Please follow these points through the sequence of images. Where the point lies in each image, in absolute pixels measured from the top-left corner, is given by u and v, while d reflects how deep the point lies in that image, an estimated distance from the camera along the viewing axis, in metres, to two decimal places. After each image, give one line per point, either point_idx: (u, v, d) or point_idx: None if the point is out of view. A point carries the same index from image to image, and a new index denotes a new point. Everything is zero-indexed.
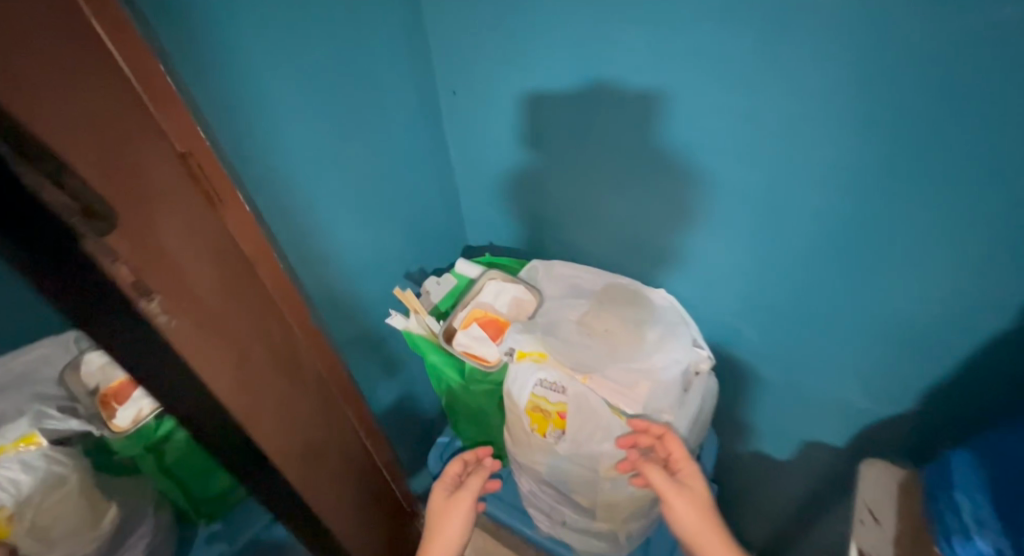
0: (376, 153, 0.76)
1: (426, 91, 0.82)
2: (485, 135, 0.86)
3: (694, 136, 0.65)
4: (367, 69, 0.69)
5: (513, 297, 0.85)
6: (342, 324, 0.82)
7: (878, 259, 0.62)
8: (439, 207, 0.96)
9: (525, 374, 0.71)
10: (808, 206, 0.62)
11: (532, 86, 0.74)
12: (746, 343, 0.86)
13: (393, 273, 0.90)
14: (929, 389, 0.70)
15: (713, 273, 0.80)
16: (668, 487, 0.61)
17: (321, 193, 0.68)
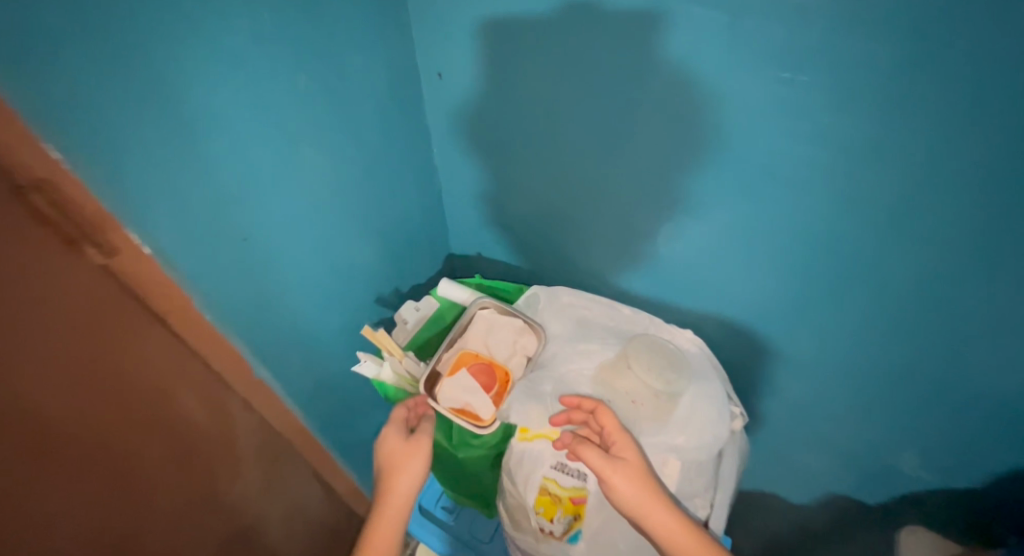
0: (341, 160, 0.59)
1: (411, 77, 0.64)
2: (480, 132, 0.68)
3: (772, 157, 0.50)
4: (331, 49, 0.51)
5: (511, 333, 0.69)
6: (305, 368, 0.66)
7: (973, 319, 0.52)
8: (418, 215, 0.78)
9: (535, 451, 0.60)
10: (903, 252, 0.51)
11: (546, 72, 0.55)
12: (776, 384, 0.75)
13: (365, 300, 0.74)
14: (992, 459, 0.62)
15: (755, 311, 0.68)
16: (603, 464, 0.53)
17: (267, 220, 0.51)
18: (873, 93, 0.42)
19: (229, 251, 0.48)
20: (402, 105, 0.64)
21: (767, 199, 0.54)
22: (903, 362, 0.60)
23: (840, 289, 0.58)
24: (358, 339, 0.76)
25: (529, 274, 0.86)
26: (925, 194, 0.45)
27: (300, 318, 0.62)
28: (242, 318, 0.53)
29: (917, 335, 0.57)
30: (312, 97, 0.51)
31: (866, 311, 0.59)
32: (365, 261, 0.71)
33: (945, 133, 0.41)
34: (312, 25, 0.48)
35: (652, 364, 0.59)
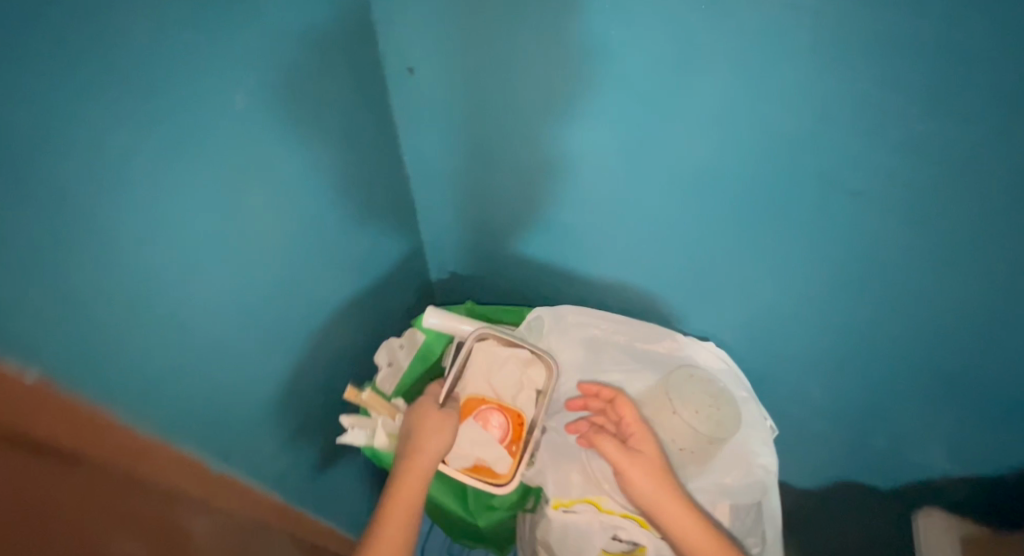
0: (291, 186, 0.48)
1: (365, 74, 0.54)
2: (460, 133, 0.60)
3: (789, 163, 0.46)
4: (272, 52, 0.40)
5: (517, 367, 0.59)
6: (271, 429, 0.57)
7: (1001, 325, 0.49)
8: (386, 236, 0.69)
9: (584, 526, 0.55)
10: (934, 261, 0.47)
11: (536, 70, 0.49)
12: (780, 386, 0.73)
13: (334, 337, 0.64)
14: (999, 449, 0.62)
15: (764, 316, 0.64)
16: (620, 456, 0.51)
17: (202, 277, 0.41)
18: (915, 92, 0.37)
19: (153, 329, 0.38)
20: (357, 114, 0.55)
21: (784, 202, 0.50)
22: (918, 366, 0.58)
23: (860, 293, 0.54)
24: (328, 381, 0.66)
25: (517, 282, 0.80)
26: (971, 198, 0.41)
27: (258, 378, 0.52)
28: (184, 402, 0.43)
29: (948, 339, 0.53)
30: (250, 119, 0.40)
31: (886, 316, 0.55)
32: (332, 300, 0.61)
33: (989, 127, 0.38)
34: (244, 24, 0.36)
35: (695, 397, 0.55)
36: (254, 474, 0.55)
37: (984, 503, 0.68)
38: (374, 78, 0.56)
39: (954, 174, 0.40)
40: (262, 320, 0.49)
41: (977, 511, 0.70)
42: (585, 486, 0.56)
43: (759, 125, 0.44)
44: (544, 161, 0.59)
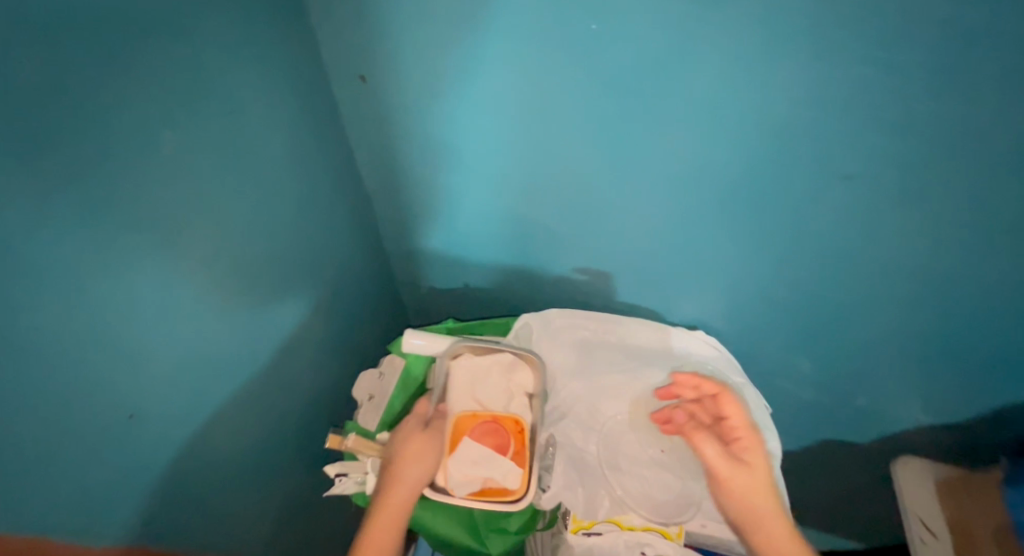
0: (242, 216, 0.45)
1: (305, 86, 0.51)
2: (422, 139, 0.59)
3: (747, 142, 0.48)
4: (202, 75, 0.37)
5: (502, 371, 0.58)
6: (256, 474, 0.54)
7: (933, 278, 0.55)
8: (347, 252, 0.66)
9: (609, 546, 0.59)
10: (874, 223, 0.51)
11: (506, 68, 0.49)
12: (745, 356, 0.77)
13: (302, 364, 0.61)
14: (939, 388, 0.68)
15: (727, 291, 0.67)
16: (726, 466, 0.52)
17: (160, 336, 0.37)
18: (854, 66, 0.40)
19: (114, 416, 0.34)
20: (305, 129, 0.52)
21: (750, 175, 0.51)
22: (865, 322, 0.63)
23: (821, 257, 0.57)
24: (306, 412, 0.63)
25: (486, 281, 0.79)
26: (914, 153, 0.44)
27: (235, 423, 0.49)
28: (164, 457, 0.40)
29: (908, 289, 0.57)
30: (187, 154, 0.36)
31: (846, 276, 0.58)
32: (300, 326, 0.58)
33: (930, 96, 0.40)
34: (168, 50, 0.33)
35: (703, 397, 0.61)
36: (245, 522, 0.53)
37: (930, 439, 0.75)
38: (316, 88, 0.53)
39: (899, 133, 0.43)
40: (233, 360, 0.47)
41: (926, 447, 0.77)
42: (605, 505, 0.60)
43: (719, 111, 0.46)
44: (521, 157, 0.58)
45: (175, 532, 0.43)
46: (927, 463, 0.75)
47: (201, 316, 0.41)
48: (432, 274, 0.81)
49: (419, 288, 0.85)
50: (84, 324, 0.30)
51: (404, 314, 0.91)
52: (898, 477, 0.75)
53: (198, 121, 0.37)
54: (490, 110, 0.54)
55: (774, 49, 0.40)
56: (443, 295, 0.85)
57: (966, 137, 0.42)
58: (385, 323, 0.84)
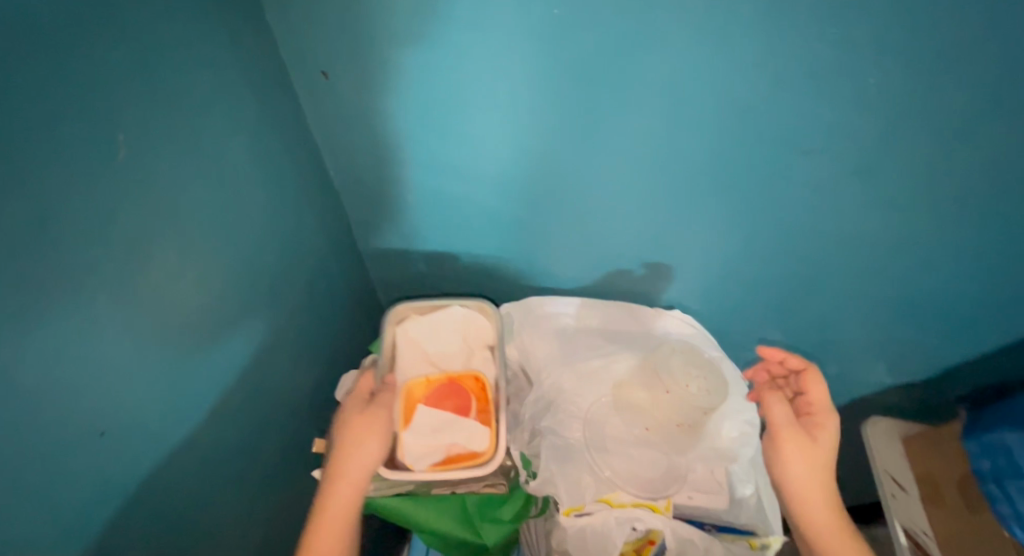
0: (208, 223, 0.43)
1: (264, 86, 0.50)
2: (390, 136, 0.58)
3: (711, 124, 0.49)
4: (154, 78, 0.35)
5: (451, 329, 0.64)
6: (240, 485, 0.53)
7: (892, 245, 0.57)
8: (319, 253, 0.65)
9: (601, 526, 0.57)
10: (835, 195, 0.53)
11: (471, 61, 0.49)
12: (719, 331, 0.79)
13: (280, 369, 0.60)
14: (902, 350, 0.71)
15: (700, 270, 0.68)
16: (789, 432, 0.57)
17: (127, 351, 0.36)
18: (809, 44, 0.41)
19: (84, 437, 0.33)
20: (267, 129, 0.51)
21: (716, 156, 0.53)
22: (831, 291, 0.66)
23: (786, 233, 0.59)
24: (287, 419, 0.62)
25: (462, 274, 0.79)
26: (868, 127, 0.46)
27: (214, 434, 0.48)
28: (140, 474, 0.39)
29: (869, 259, 0.60)
30: (143, 161, 0.35)
31: (811, 250, 0.61)
32: (275, 331, 0.57)
33: (880, 70, 0.41)
34: (112, 52, 0.31)
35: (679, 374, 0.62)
36: (231, 534, 0.52)
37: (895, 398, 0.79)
38: (276, 86, 0.51)
39: (852, 108, 0.45)
40: (206, 370, 0.45)
41: (891, 406, 0.81)
42: (596, 485, 0.59)
43: (683, 94, 0.47)
44: (490, 151, 0.58)
45: (159, 550, 0.42)
46: (896, 422, 0.78)
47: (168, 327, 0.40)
48: (408, 271, 0.81)
49: (396, 287, 0.85)
50: (41, 345, 0.29)
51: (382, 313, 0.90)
52: (870, 433, 0.78)
53: (153, 125, 0.35)
54: (458, 104, 0.53)
55: (733, 30, 0.41)
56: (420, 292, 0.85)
57: (916, 108, 0.44)
58: (363, 323, 0.83)
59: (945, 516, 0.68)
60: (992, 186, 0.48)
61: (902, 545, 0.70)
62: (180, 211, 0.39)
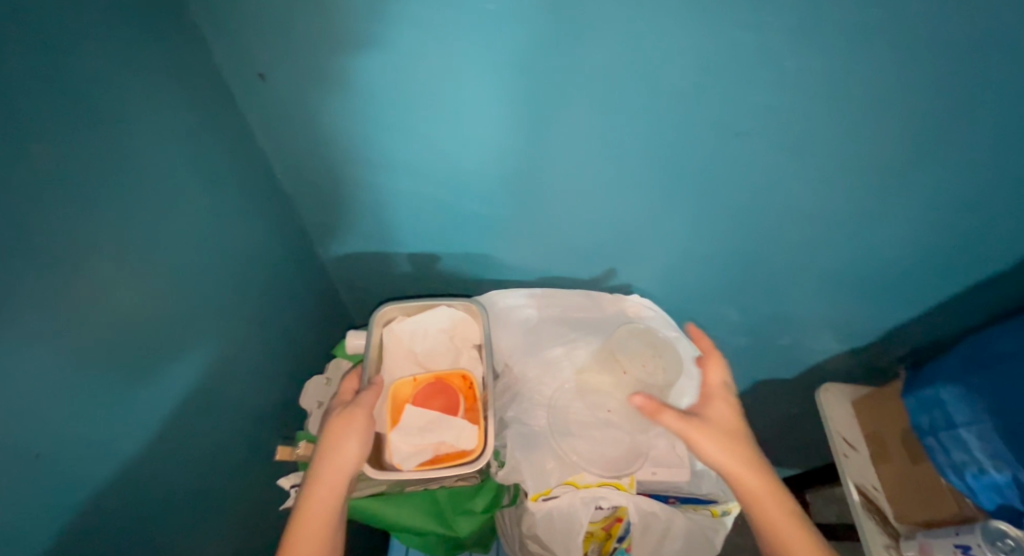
0: (145, 232, 0.42)
1: (199, 91, 0.49)
2: (337, 134, 0.58)
3: (647, 108, 0.51)
4: (62, 86, 0.34)
5: (438, 329, 0.65)
6: (201, 497, 0.52)
7: (826, 218, 0.60)
8: (274, 259, 0.64)
9: (568, 506, 0.60)
10: (769, 173, 0.56)
11: (408, 56, 0.48)
12: (678, 313, 0.82)
13: (240, 378, 0.59)
14: (846, 317, 0.76)
15: (655, 254, 0.70)
16: (687, 427, 0.56)
17: (56, 367, 0.35)
18: (727, 29, 0.43)
19: (15, 459, 0.33)
20: (205, 135, 0.50)
21: (659, 141, 0.54)
22: (777, 267, 0.69)
23: (730, 214, 0.62)
24: (250, 428, 0.61)
25: (425, 271, 0.79)
26: (791, 108, 0.49)
27: (169, 448, 0.47)
28: (79, 489, 0.38)
29: (807, 233, 0.63)
30: (61, 170, 0.34)
31: (754, 229, 0.63)
32: (230, 340, 0.56)
33: (795, 53, 0.44)
34: (12, 60, 0.30)
35: (637, 352, 0.64)
36: (194, 547, 0.51)
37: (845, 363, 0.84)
38: (209, 90, 0.50)
39: (776, 91, 0.47)
40: (151, 382, 0.44)
41: (842, 370, 0.86)
42: (565, 470, 0.60)
43: (620, 81, 0.48)
44: (438, 146, 0.58)
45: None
46: (846, 388, 0.83)
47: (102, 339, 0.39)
48: (370, 273, 0.81)
49: (359, 288, 0.84)
50: None
51: (347, 315, 0.90)
52: (823, 396, 0.82)
53: (67, 133, 0.35)
54: (399, 99, 0.53)
55: (655, 16, 0.42)
56: (384, 291, 0.85)
57: (833, 87, 0.46)
58: (327, 327, 0.82)
59: (895, 470, 0.73)
60: (908, 157, 0.52)
61: (857, 500, 0.73)
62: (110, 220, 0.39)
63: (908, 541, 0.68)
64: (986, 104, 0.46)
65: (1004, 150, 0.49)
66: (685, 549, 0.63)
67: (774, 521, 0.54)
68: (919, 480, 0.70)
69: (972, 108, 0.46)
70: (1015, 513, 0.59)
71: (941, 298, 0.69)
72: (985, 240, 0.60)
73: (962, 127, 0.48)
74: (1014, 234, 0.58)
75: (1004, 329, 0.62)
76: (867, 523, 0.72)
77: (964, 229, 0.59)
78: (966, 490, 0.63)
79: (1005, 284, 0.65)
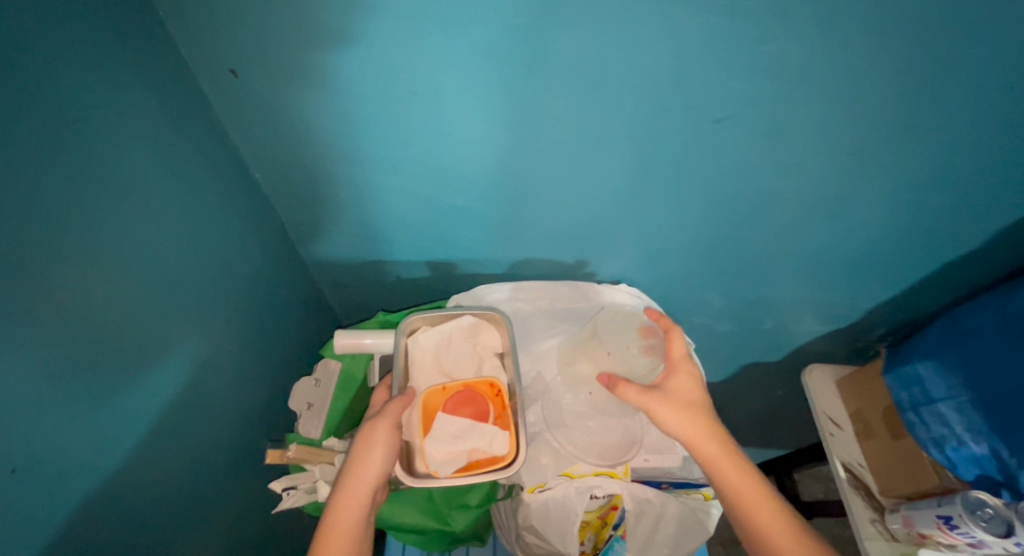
0: (116, 236, 0.41)
1: (168, 89, 0.47)
2: (314, 129, 0.57)
3: (627, 96, 0.51)
4: (21, 83, 0.33)
5: (460, 334, 0.63)
6: (188, 505, 0.51)
7: (806, 201, 0.61)
8: (255, 259, 0.63)
9: (562, 498, 0.60)
10: (749, 158, 0.56)
11: (383, 46, 0.47)
12: (664, 299, 0.82)
13: (224, 381, 0.58)
14: (827, 299, 0.77)
15: (640, 242, 0.71)
16: (643, 398, 0.57)
17: (25, 377, 0.34)
18: (702, 13, 0.43)
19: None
20: (177, 133, 0.49)
21: (641, 127, 0.54)
22: (758, 252, 0.70)
23: (712, 200, 0.62)
24: (237, 433, 0.61)
25: (411, 267, 0.78)
26: (768, 92, 0.49)
27: (153, 457, 0.46)
28: (57, 500, 0.37)
29: (787, 217, 0.64)
30: (24, 172, 0.33)
31: (736, 214, 0.64)
32: (213, 343, 0.55)
33: (771, 38, 0.44)
34: None
35: (623, 340, 0.65)
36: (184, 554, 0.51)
37: (829, 343, 0.86)
38: (179, 87, 0.49)
39: (753, 76, 0.47)
40: (130, 389, 0.43)
41: (826, 350, 0.87)
42: (559, 461, 0.61)
43: (598, 68, 0.48)
44: (421, 141, 0.57)
45: None
46: (831, 368, 0.85)
47: (73, 349, 0.37)
48: (355, 270, 0.80)
49: (343, 286, 0.84)
50: None
51: (332, 314, 0.89)
52: (809, 376, 0.84)
53: (28, 132, 0.33)
54: (384, 93, 0.52)
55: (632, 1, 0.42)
56: (369, 288, 0.84)
57: (808, 70, 0.47)
58: (313, 328, 0.81)
59: (879, 448, 0.75)
60: (884, 139, 0.53)
61: (843, 477, 0.75)
62: (76, 223, 0.37)
63: (893, 514, 0.70)
64: (955, 82, 0.47)
65: (972, 126, 0.51)
66: (677, 534, 0.64)
67: (733, 490, 0.55)
68: (903, 456, 0.71)
69: (941, 88, 0.47)
70: (993, 483, 0.61)
71: (918, 276, 0.71)
72: (958, 218, 0.61)
73: (933, 107, 0.49)
74: (985, 211, 0.60)
75: (980, 304, 0.63)
76: (855, 499, 0.73)
77: (937, 207, 0.60)
78: (947, 464, 0.65)
79: (978, 260, 0.67)
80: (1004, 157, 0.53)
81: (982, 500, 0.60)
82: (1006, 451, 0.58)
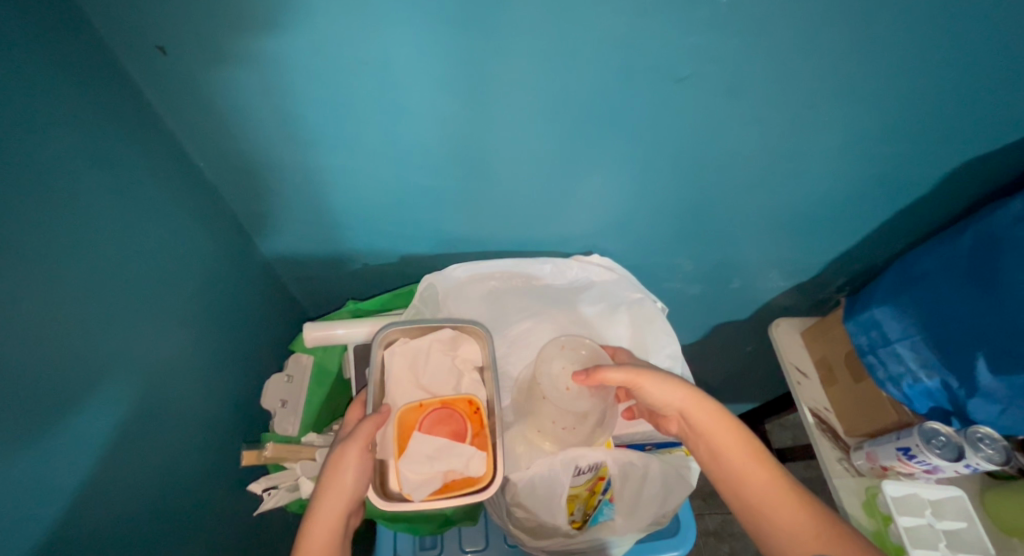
0: (50, 241, 0.37)
1: (90, 73, 0.43)
2: (262, 111, 0.53)
3: (589, 59, 0.49)
4: None
5: (438, 340, 0.62)
6: (159, 519, 0.49)
7: (764, 160, 0.62)
8: (209, 255, 0.60)
9: (547, 472, 0.63)
10: (712, 119, 0.56)
11: (328, 14, 0.44)
12: (633, 266, 0.83)
13: (188, 386, 0.55)
14: (790, 253, 0.79)
15: (608, 211, 0.71)
16: (627, 373, 0.59)
17: None
18: None
19: None
20: (108, 124, 0.44)
21: (604, 89, 0.52)
22: (723, 213, 0.71)
23: (676, 164, 0.63)
24: (206, 438, 0.58)
25: (377, 252, 0.76)
26: (731, 48, 0.48)
27: (116, 473, 0.44)
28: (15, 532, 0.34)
29: (748, 176, 0.65)
30: None
31: (699, 177, 0.65)
32: (171, 345, 0.52)
33: None
34: None
35: (561, 380, 0.64)
36: None
37: (792, 296, 0.89)
38: (104, 71, 0.44)
39: (712, 34, 0.47)
40: (83, 406, 0.40)
41: (789, 303, 0.91)
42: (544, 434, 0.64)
43: (559, 28, 0.46)
44: (378, 120, 0.55)
45: None
46: (799, 323, 0.88)
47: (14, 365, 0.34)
48: (318, 259, 0.77)
49: (307, 277, 0.81)
50: None
51: (298, 307, 0.86)
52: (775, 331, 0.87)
53: None
54: (335, 68, 0.49)
55: None
56: (336, 277, 0.81)
57: (766, 25, 0.46)
58: (278, 322, 0.78)
59: (841, 404, 0.79)
60: (839, 92, 0.54)
61: (811, 422, 0.79)
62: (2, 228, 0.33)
63: (858, 451, 0.74)
64: (907, 31, 0.48)
65: (920, 75, 0.52)
66: (663, 492, 0.66)
67: (741, 468, 0.54)
68: (863, 412, 0.75)
69: (892, 39, 0.48)
70: (944, 413, 0.67)
71: (870, 225, 0.74)
72: (907, 167, 0.64)
73: (885, 57, 0.50)
74: (934, 157, 0.62)
75: (931, 248, 0.67)
76: (822, 443, 0.77)
77: (889, 157, 0.62)
78: (903, 400, 0.69)
79: (924, 207, 0.70)
80: (948, 104, 0.55)
81: (936, 428, 0.64)
82: (955, 382, 0.62)
